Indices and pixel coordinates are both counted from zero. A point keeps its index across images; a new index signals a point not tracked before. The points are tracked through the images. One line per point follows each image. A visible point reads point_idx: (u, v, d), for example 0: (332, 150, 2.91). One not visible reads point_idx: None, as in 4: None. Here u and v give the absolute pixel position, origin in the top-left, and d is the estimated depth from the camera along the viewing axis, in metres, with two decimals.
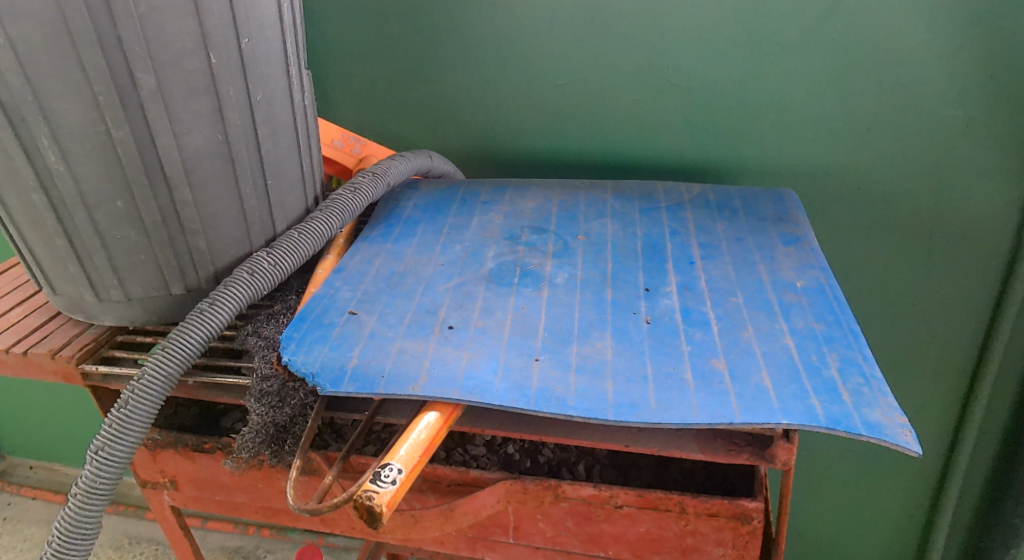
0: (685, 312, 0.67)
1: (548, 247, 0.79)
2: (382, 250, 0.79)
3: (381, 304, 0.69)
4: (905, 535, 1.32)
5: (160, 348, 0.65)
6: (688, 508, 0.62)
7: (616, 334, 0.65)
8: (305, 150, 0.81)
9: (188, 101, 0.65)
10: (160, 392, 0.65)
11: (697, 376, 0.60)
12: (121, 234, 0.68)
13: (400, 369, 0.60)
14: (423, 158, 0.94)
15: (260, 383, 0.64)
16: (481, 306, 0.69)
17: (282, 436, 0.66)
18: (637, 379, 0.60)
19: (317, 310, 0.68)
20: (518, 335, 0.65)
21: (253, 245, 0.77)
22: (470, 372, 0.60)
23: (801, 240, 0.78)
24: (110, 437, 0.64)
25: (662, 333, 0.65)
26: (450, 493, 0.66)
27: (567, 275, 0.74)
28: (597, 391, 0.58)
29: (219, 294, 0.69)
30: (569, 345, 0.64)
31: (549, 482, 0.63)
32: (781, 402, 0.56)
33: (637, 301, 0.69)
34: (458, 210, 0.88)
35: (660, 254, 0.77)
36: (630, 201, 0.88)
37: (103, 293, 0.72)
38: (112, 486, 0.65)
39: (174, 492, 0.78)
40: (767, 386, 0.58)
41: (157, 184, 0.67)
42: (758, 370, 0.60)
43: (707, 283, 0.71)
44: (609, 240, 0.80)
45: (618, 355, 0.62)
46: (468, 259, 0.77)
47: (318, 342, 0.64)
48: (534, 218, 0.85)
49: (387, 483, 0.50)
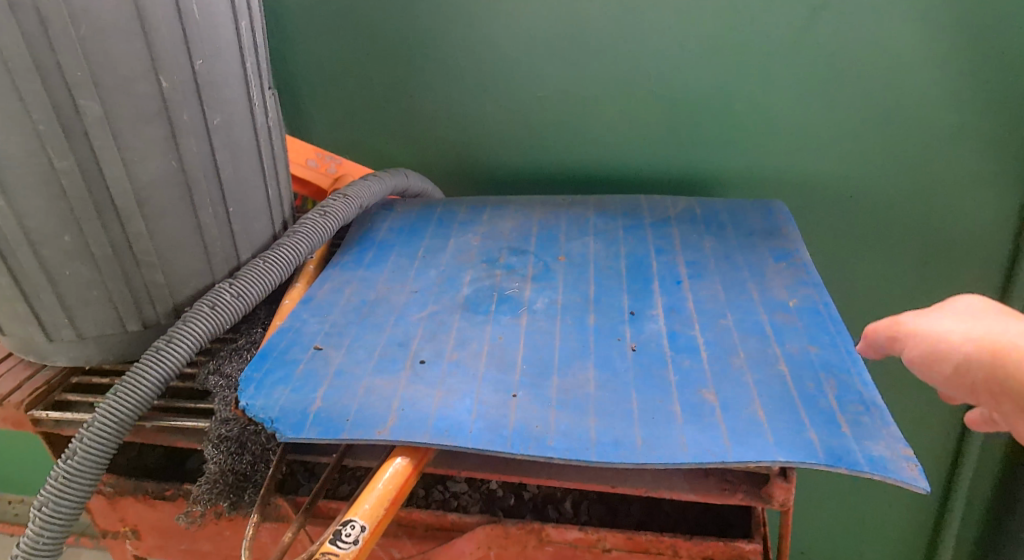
0: (673, 338, 0.63)
1: (527, 270, 0.75)
2: (354, 277, 0.75)
3: (350, 338, 0.65)
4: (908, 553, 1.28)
5: (113, 392, 0.61)
6: (681, 551, 0.56)
7: (600, 364, 0.61)
8: (270, 174, 0.77)
9: (138, 126, 0.61)
10: (112, 440, 0.61)
11: (686, 409, 0.56)
12: (70, 271, 0.64)
13: (366, 411, 0.56)
14: (399, 178, 0.91)
15: (218, 428, 0.60)
16: (456, 338, 0.64)
17: (242, 485, 0.60)
18: (621, 413, 0.56)
19: (281, 347, 0.64)
20: (494, 368, 0.61)
21: (215, 276, 0.73)
22: (442, 412, 0.56)
23: (792, 254, 0.75)
24: (57, 492, 0.59)
25: (648, 362, 0.61)
26: (426, 540, 0.61)
27: (547, 300, 0.70)
28: (579, 429, 0.54)
29: (178, 331, 0.65)
30: (548, 378, 0.60)
31: (532, 525, 0.58)
32: (776, 436, 0.53)
33: (622, 327, 0.65)
34: (435, 232, 0.84)
35: (645, 274, 0.73)
36: (613, 218, 0.84)
37: (54, 333, 0.67)
38: (54, 547, 0.60)
39: (137, 542, 0.73)
40: (760, 417, 0.54)
41: (107, 215, 0.63)
42: (750, 401, 0.56)
43: (694, 305, 0.68)
44: (591, 260, 0.76)
45: (602, 388, 0.58)
46: (444, 285, 0.73)
47: (281, 382, 0.60)
48: (512, 239, 0.81)
49: (349, 543, 0.47)
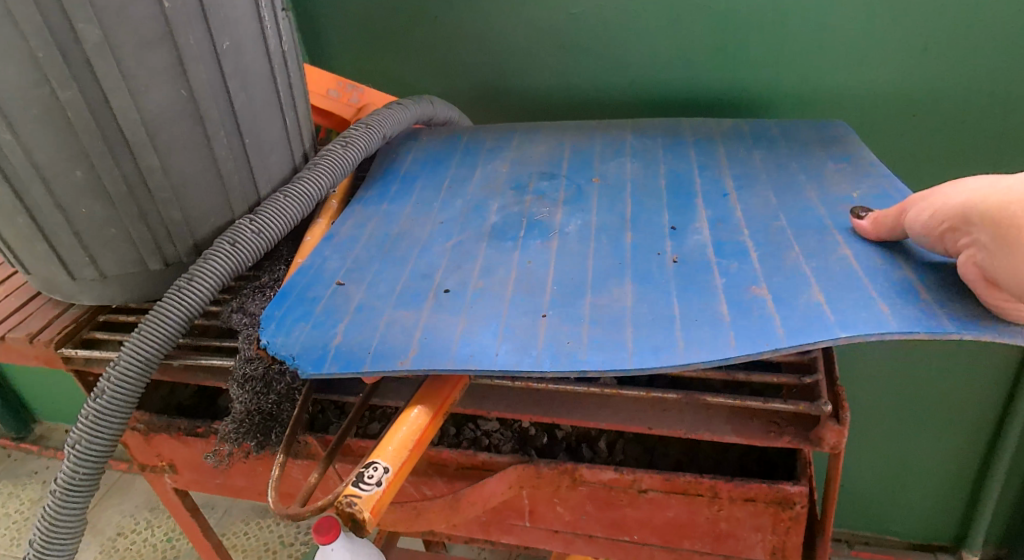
0: (719, 246, 0.60)
1: (559, 194, 0.71)
2: (377, 212, 0.72)
3: (371, 273, 0.62)
4: (954, 493, 1.22)
5: (136, 332, 0.60)
6: (721, 493, 0.53)
7: (638, 279, 0.58)
8: (287, 103, 0.73)
9: (142, 52, 0.57)
10: (139, 379, 0.60)
11: (735, 310, 0.53)
12: (86, 208, 0.62)
13: (388, 343, 0.54)
14: (426, 106, 0.86)
15: (242, 367, 0.58)
16: (482, 266, 0.61)
17: (269, 425, 0.60)
18: (661, 320, 0.53)
19: (301, 285, 0.61)
20: (521, 292, 0.58)
21: (235, 213, 0.70)
22: (467, 338, 0.54)
23: (848, 156, 0.70)
24: (88, 430, 0.59)
25: (691, 271, 0.57)
26: (458, 479, 0.60)
27: (580, 223, 0.65)
28: (614, 342, 0.52)
29: (198, 270, 0.63)
30: (582, 297, 0.56)
31: (565, 465, 0.56)
32: (838, 316, 0.50)
33: (662, 242, 0.61)
34: (461, 162, 0.80)
35: (687, 190, 0.68)
36: (652, 139, 0.79)
37: (77, 272, 0.66)
38: (91, 482, 0.61)
39: (175, 476, 0.74)
40: (818, 310, 0.51)
41: (118, 149, 0.60)
42: (805, 296, 0.52)
43: (743, 215, 0.63)
44: (628, 181, 0.71)
45: (639, 301, 0.55)
46: (470, 214, 0.69)
47: (301, 320, 0.58)
48: (542, 164, 0.77)
49: (372, 485, 0.45)
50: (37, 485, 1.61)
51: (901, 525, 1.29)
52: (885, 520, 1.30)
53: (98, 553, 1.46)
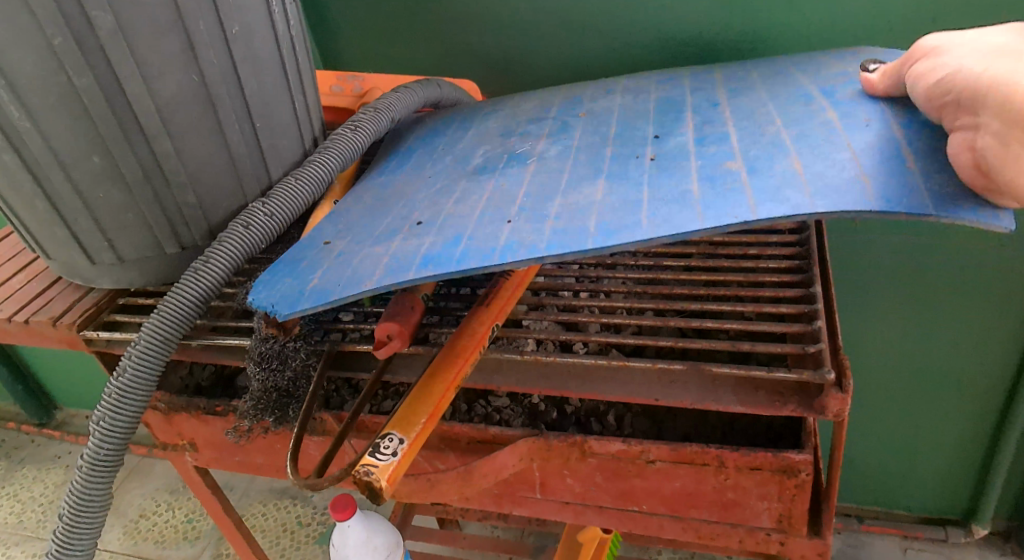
0: (701, 139, 0.59)
1: (544, 130, 0.70)
2: (374, 183, 0.71)
3: (358, 228, 0.63)
4: (964, 466, 1.23)
5: (156, 312, 0.62)
6: (728, 462, 0.55)
7: (611, 178, 0.57)
8: (296, 87, 0.74)
9: (154, 37, 0.58)
10: (160, 357, 0.62)
11: (703, 188, 0.52)
12: (103, 193, 0.63)
13: (358, 274, 0.55)
14: (433, 88, 0.86)
15: (258, 346, 0.58)
16: (456, 197, 0.61)
17: (286, 402, 0.62)
18: (627, 206, 0.53)
19: (292, 252, 0.62)
20: (491, 209, 0.58)
21: (248, 196, 0.72)
22: (430, 253, 0.54)
23: (857, 53, 0.69)
24: (112, 407, 0.61)
25: (668, 162, 0.57)
26: (469, 452, 0.61)
27: (561, 147, 0.65)
28: (574, 230, 0.52)
29: (214, 252, 0.64)
30: (549, 202, 0.56)
31: (574, 437, 0.57)
32: (811, 186, 0.48)
33: (642, 149, 0.61)
34: (460, 126, 0.79)
35: (677, 107, 0.67)
36: (646, 78, 0.78)
37: (96, 257, 0.68)
38: (116, 457, 0.63)
39: (195, 454, 0.76)
40: (798, 181, 0.49)
41: (133, 135, 0.61)
42: (785, 165, 0.52)
43: (732, 113, 0.62)
44: (616, 109, 0.71)
45: (607, 194, 0.55)
46: (458, 163, 0.69)
47: (286, 276, 0.58)
48: (530, 113, 0.76)
49: (388, 455, 0.47)
50: (61, 470, 1.65)
51: (911, 499, 1.30)
52: (894, 495, 1.30)
53: (122, 534, 1.50)
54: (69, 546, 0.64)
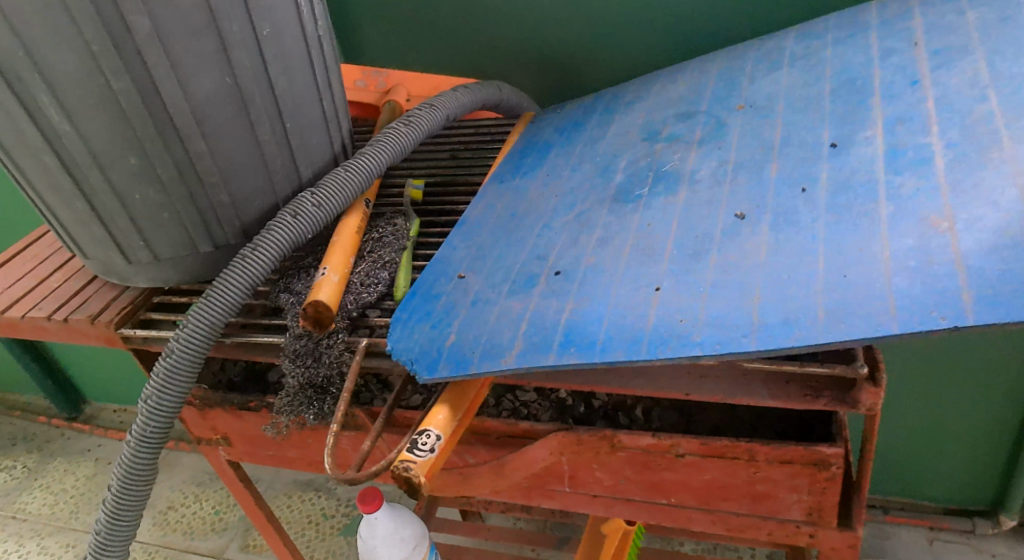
0: (893, 156, 0.55)
1: (693, 135, 0.70)
2: (510, 188, 0.76)
3: (493, 261, 0.65)
4: (991, 456, 1.22)
5: (204, 298, 0.63)
6: (758, 456, 0.55)
7: (778, 225, 0.55)
8: (325, 86, 0.75)
9: (188, 40, 0.59)
10: (205, 342, 0.63)
11: (897, 258, 0.48)
12: (139, 193, 0.65)
13: (494, 341, 0.56)
14: (492, 90, 0.87)
15: (293, 343, 0.61)
16: (599, 237, 0.63)
17: (321, 397, 0.63)
18: (785, 284, 0.50)
19: (425, 283, 0.65)
20: (639, 260, 0.58)
21: (279, 194, 0.73)
22: (573, 324, 0.55)
23: (1012, 16, 0.62)
24: (160, 387, 0.63)
25: (840, 199, 0.54)
26: (500, 447, 0.62)
27: (712, 166, 0.65)
28: (728, 316, 0.50)
29: (262, 239, 0.65)
30: (701, 262, 0.55)
31: (604, 432, 0.58)
32: (1000, 272, 0.43)
33: (819, 166, 0.58)
34: (599, 121, 0.82)
35: (861, 92, 0.64)
36: (818, 37, 0.74)
37: (132, 255, 0.69)
38: (162, 436, 0.65)
39: (229, 448, 0.78)
40: (945, 284, 0.44)
41: (168, 135, 0.62)
42: (926, 217, 0.49)
43: (935, 103, 0.57)
44: (778, 98, 0.69)
45: (772, 253, 0.53)
46: (596, 178, 0.71)
47: (421, 320, 0.61)
48: (681, 102, 0.77)
49: (424, 451, 0.49)
50: (91, 463, 1.68)
51: (935, 490, 1.30)
52: (919, 485, 1.30)
53: (152, 525, 1.53)
54: (116, 520, 0.67)
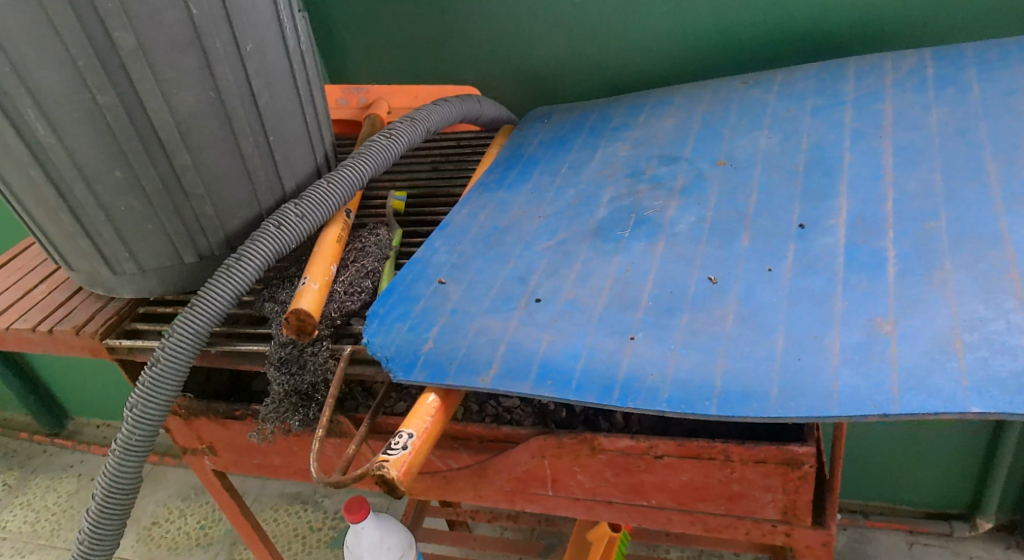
0: (851, 253, 0.58)
1: (676, 182, 0.73)
2: (493, 199, 0.77)
3: (472, 271, 0.67)
4: (966, 458, 1.24)
5: (188, 308, 0.64)
6: (733, 456, 0.56)
7: (746, 292, 0.58)
8: (308, 100, 0.76)
9: (172, 56, 0.61)
10: (190, 352, 0.64)
11: (844, 349, 0.51)
12: (124, 205, 0.66)
13: (472, 356, 0.57)
14: (471, 103, 0.89)
15: (278, 350, 0.62)
16: (580, 272, 0.64)
17: (306, 403, 0.64)
18: (756, 351, 0.53)
19: (406, 282, 0.66)
20: (614, 308, 0.59)
21: (263, 205, 0.74)
22: (550, 357, 0.56)
23: (970, 130, 0.66)
24: (144, 397, 0.63)
25: (808, 280, 0.57)
26: (483, 451, 0.63)
27: (692, 221, 0.67)
28: (700, 375, 0.52)
29: (246, 250, 0.66)
30: (676, 316, 0.57)
31: (583, 435, 0.59)
32: (934, 378, 0.47)
33: (786, 245, 0.61)
34: (585, 142, 0.85)
35: (831, 172, 0.67)
36: (798, 102, 0.79)
37: (117, 267, 0.70)
38: (147, 445, 0.66)
39: (214, 457, 0.78)
40: (889, 377, 0.48)
41: (153, 148, 0.64)
42: (882, 316, 0.52)
43: (895, 205, 0.61)
44: (757, 161, 0.72)
45: (740, 324, 0.55)
46: (580, 206, 0.73)
47: (399, 321, 0.62)
48: (666, 146, 0.79)
49: (398, 448, 0.49)
50: (73, 479, 1.67)
51: (914, 494, 1.32)
52: (898, 490, 1.32)
53: (136, 541, 1.52)
54: (99, 530, 0.67)
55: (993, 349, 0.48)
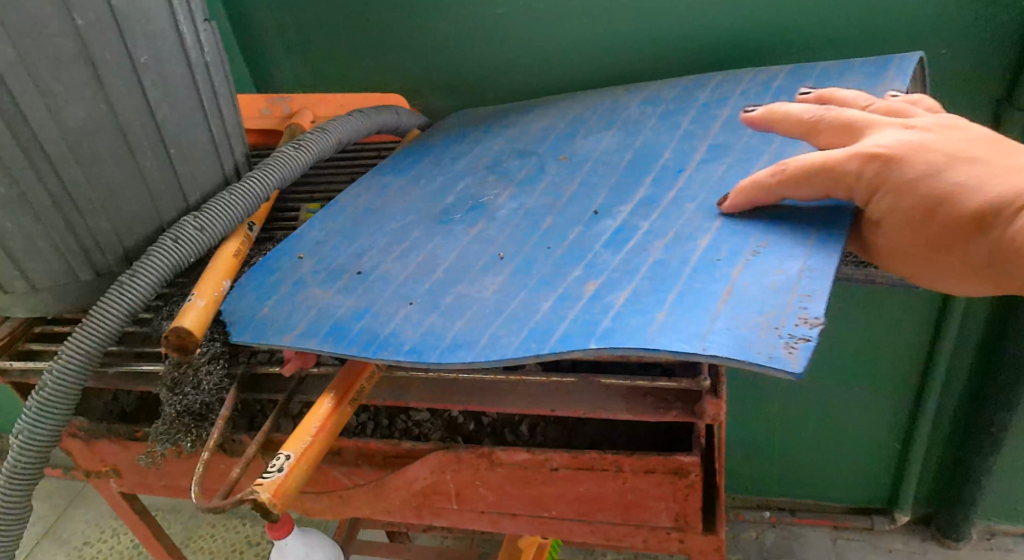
0: (617, 234, 0.59)
1: (520, 173, 0.73)
2: (377, 184, 0.78)
3: (329, 248, 0.68)
4: (886, 456, 1.28)
5: (77, 329, 0.63)
6: (624, 467, 0.58)
7: (518, 268, 0.59)
8: (213, 111, 0.75)
9: (58, 68, 0.59)
10: (79, 374, 0.62)
11: (571, 304, 0.53)
12: (10, 223, 0.62)
13: (289, 318, 0.60)
14: (388, 113, 0.89)
15: (171, 371, 0.61)
16: (402, 250, 0.65)
17: (199, 424, 0.63)
18: (499, 313, 0.55)
19: (275, 254, 0.68)
20: (411, 278, 0.61)
21: (165, 220, 0.72)
22: (342, 320, 0.59)
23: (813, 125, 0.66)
24: (31, 421, 0.62)
25: (569, 257, 0.58)
26: (387, 467, 0.63)
27: (513, 207, 0.67)
28: (442, 332, 0.55)
29: (141, 265, 0.65)
30: (451, 288, 0.59)
31: (481, 449, 0.60)
32: (641, 322, 0.49)
33: (575, 226, 0.62)
34: (481, 134, 0.85)
35: (645, 166, 0.68)
36: (656, 104, 0.79)
37: (8, 286, 0.67)
38: (35, 471, 0.64)
39: (119, 479, 0.76)
40: (604, 319, 0.51)
41: (40, 164, 0.61)
42: (629, 280, 0.53)
43: (680, 195, 0.62)
44: (592, 156, 0.72)
45: (500, 290, 0.57)
46: (437, 192, 0.74)
47: (251, 289, 0.64)
48: (529, 141, 0.79)
49: (273, 471, 0.49)
50: None
51: (840, 491, 1.36)
52: (824, 487, 1.36)
53: None
54: None
55: (702, 302, 0.49)
